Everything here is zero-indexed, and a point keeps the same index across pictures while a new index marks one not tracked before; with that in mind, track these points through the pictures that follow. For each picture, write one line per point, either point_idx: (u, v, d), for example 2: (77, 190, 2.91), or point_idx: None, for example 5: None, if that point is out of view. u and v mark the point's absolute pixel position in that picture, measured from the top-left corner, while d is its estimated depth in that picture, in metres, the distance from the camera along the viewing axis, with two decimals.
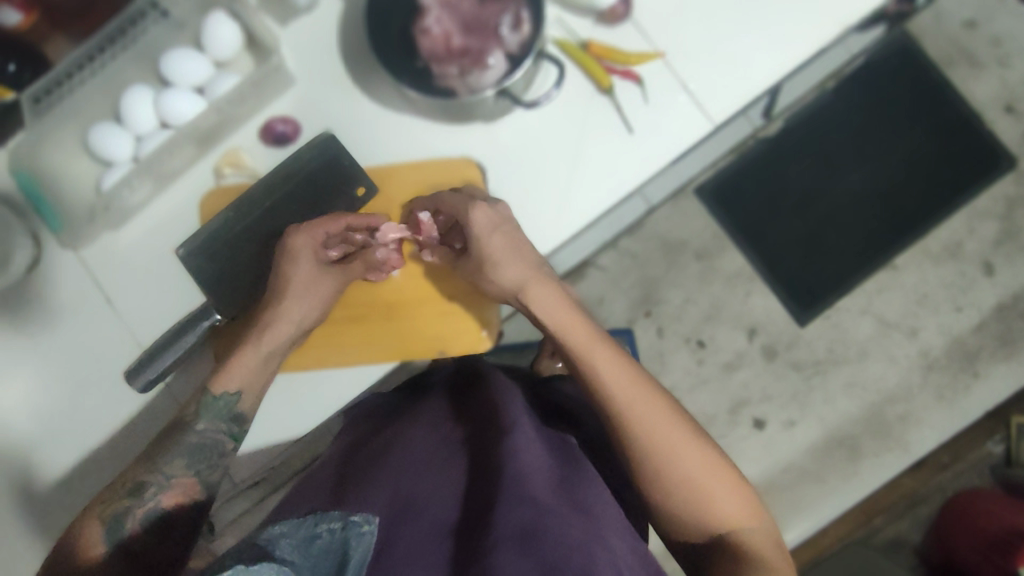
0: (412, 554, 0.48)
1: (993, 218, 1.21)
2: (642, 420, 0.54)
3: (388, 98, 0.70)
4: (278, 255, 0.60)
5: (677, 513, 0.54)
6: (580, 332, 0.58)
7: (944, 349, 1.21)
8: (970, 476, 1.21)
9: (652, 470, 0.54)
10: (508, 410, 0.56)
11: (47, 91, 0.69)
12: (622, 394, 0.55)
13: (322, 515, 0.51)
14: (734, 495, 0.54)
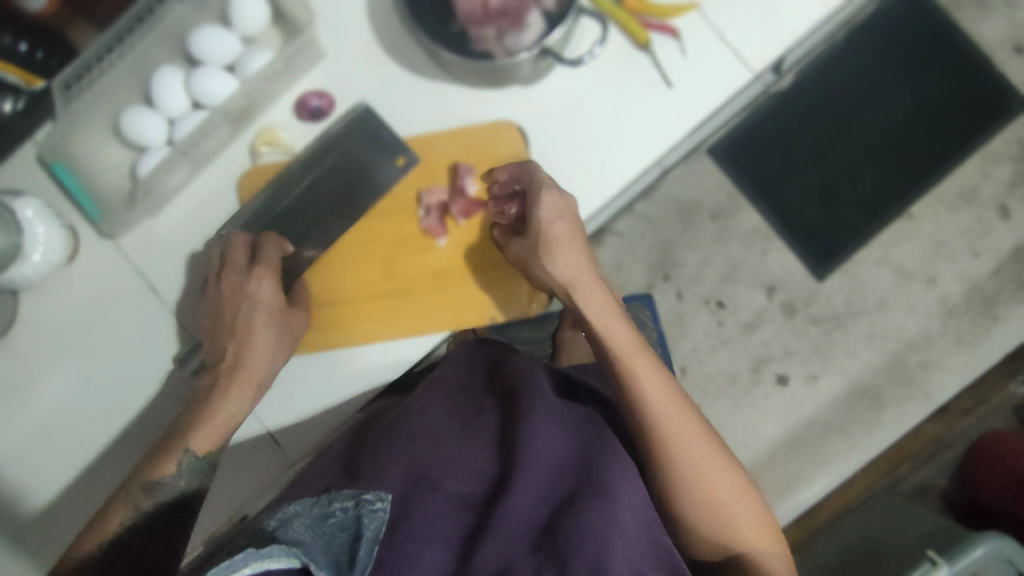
0: (428, 523, 0.47)
1: (1007, 161, 1.20)
2: (684, 444, 0.56)
3: (420, 65, 0.69)
4: (235, 309, 0.62)
5: (702, 534, 0.56)
6: (626, 340, 0.60)
7: (963, 295, 1.19)
8: (994, 419, 1.18)
9: (681, 485, 0.56)
10: (530, 394, 0.57)
11: (78, 77, 0.67)
12: (664, 414, 0.56)
13: (336, 495, 0.50)
14: (754, 519, 0.57)
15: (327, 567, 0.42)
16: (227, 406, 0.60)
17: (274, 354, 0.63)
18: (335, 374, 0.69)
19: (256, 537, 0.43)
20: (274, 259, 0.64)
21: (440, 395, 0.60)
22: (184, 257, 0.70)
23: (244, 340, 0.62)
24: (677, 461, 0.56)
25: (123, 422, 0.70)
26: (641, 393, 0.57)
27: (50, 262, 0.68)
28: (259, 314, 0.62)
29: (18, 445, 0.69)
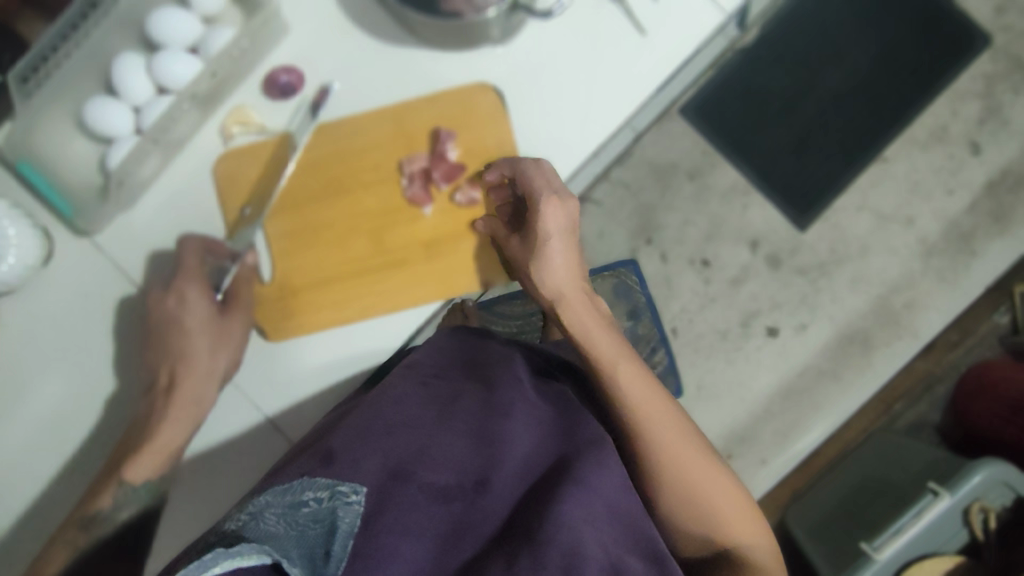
0: (404, 517, 0.44)
1: (974, 98, 1.20)
2: (668, 447, 0.55)
3: (387, 33, 0.67)
4: (167, 315, 0.64)
5: (684, 526, 0.57)
6: (605, 344, 0.57)
7: (941, 233, 1.20)
8: (981, 350, 1.19)
9: (661, 484, 0.56)
10: (507, 386, 0.55)
11: (34, 69, 0.65)
12: (645, 421, 0.56)
13: (307, 483, 0.44)
14: (735, 503, 0.57)
15: (303, 561, 0.40)
16: (167, 424, 0.63)
17: (212, 364, 0.64)
18: (331, 351, 0.68)
19: (221, 536, 0.40)
20: (197, 264, 0.65)
21: (414, 374, 0.56)
22: (166, 247, 0.69)
23: (179, 346, 0.64)
24: (659, 466, 0.56)
25: (121, 422, 0.68)
26: (621, 401, 0.56)
27: (25, 265, 0.66)
28: (193, 327, 0.64)
29: (12, 455, 0.68)
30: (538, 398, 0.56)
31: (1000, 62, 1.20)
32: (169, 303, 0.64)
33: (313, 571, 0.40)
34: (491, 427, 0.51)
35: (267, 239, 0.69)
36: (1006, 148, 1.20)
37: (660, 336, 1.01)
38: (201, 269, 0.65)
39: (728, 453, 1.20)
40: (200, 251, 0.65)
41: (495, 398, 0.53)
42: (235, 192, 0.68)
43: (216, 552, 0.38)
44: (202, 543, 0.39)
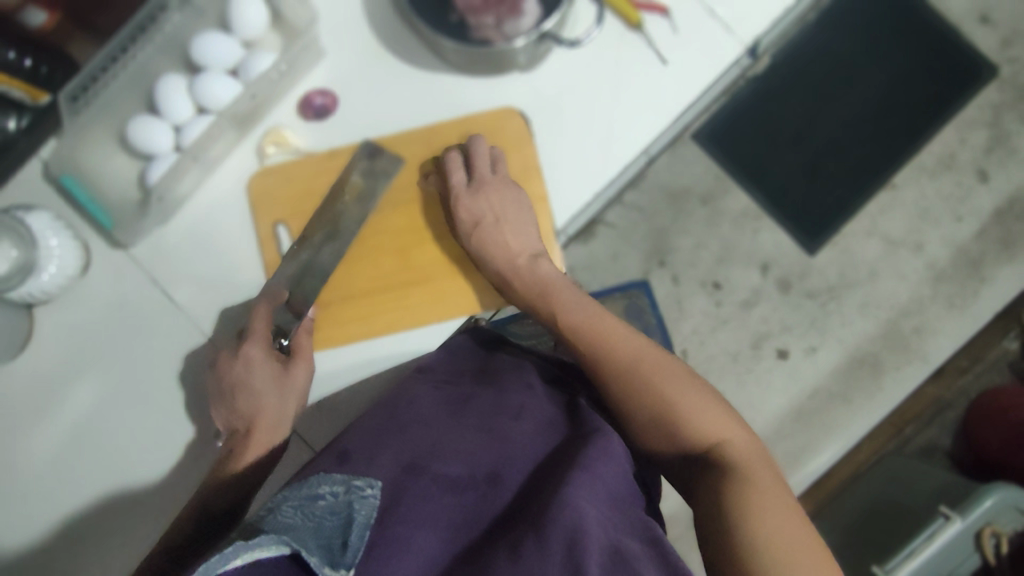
0: (417, 508, 0.50)
1: (982, 127, 1.23)
2: (625, 360, 0.57)
3: (418, 59, 0.70)
4: (235, 375, 0.64)
5: (660, 432, 0.55)
6: (546, 292, 0.64)
7: (950, 259, 1.22)
8: (990, 375, 1.20)
9: (632, 393, 0.56)
10: (515, 391, 0.61)
11: (84, 88, 0.67)
12: (597, 337, 0.59)
13: (324, 479, 0.50)
14: (712, 413, 0.54)
15: (320, 548, 0.42)
16: (248, 464, 0.60)
17: (283, 409, 0.64)
18: (354, 357, 0.71)
19: (243, 529, 0.43)
20: (265, 326, 0.65)
21: (428, 379, 0.63)
22: (202, 260, 0.71)
23: (250, 401, 0.63)
24: (614, 381, 0.57)
25: (153, 429, 0.71)
26: (573, 330, 0.61)
27: (65, 275, 0.68)
28: (262, 375, 0.63)
29: (49, 459, 0.70)
30: (546, 406, 0.61)
31: (1006, 92, 1.22)
32: (240, 363, 0.64)
33: (330, 559, 0.42)
34: (498, 430, 0.57)
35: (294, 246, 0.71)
36: (1013, 176, 1.22)
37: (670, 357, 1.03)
38: (268, 327, 0.66)
39: None
40: (268, 312, 0.66)
41: (504, 404, 0.60)
42: (270, 210, 0.71)
43: (235, 546, 0.39)
44: (226, 539, 0.42)
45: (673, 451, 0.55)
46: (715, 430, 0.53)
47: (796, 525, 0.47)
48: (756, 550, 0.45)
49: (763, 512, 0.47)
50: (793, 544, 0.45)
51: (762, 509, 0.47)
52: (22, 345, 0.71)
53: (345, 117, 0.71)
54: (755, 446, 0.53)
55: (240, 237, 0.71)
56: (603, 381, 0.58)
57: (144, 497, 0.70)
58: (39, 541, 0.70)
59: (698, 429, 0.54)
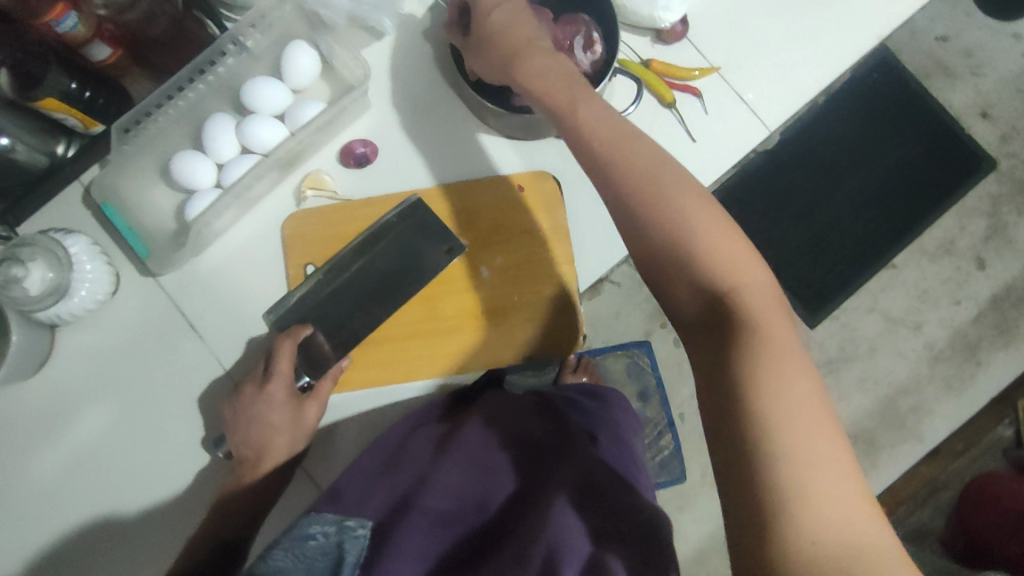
0: (408, 540, 0.54)
1: (981, 216, 1.25)
2: (665, 192, 0.51)
3: (457, 117, 0.74)
4: (253, 407, 0.66)
5: (674, 259, 0.50)
6: (563, 96, 0.56)
7: (948, 341, 1.23)
8: (986, 459, 1.20)
9: (651, 211, 0.51)
10: (495, 424, 0.66)
11: (136, 121, 0.70)
12: (612, 152, 0.53)
13: (318, 520, 0.55)
14: (733, 249, 0.50)
15: None
16: (257, 501, 0.66)
17: (292, 446, 0.67)
18: (374, 401, 0.73)
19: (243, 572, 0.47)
20: (290, 366, 0.66)
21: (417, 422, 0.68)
22: (230, 294, 0.73)
23: (261, 435, 0.65)
24: (650, 217, 0.51)
25: (161, 457, 0.71)
26: (603, 148, 0.53)
27: (96, 298, 0.70)
28: (279, 413, 0.66)
29: (55, 481, 0.70)
30: (522, 436, 0.66)
31: (1005, 185, 1.26)
32: (261, 399, 0.66)
33: None
34: (482, 463, 0.62)
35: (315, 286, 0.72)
36: (1009, 265, 1.25)
37: (667, 419, 1.05)
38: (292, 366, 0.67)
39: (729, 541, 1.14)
40: (293, 352, 0.66)
41: (486, 438, 0.64)
42: (302, 252, 0.73)
43: None
44: None
45: (691, 302, 0.50)
46: (744, 284, 0.48)
47: (821, 412, 0.44)
48: (772, 444, 0.42)
49: (787, 392, 0.44)
50: (818, 438, 0.42)
51: (787, 394, 0.44)
52: (39, 366, 0.71)
53: (382, 168, 0.74)
54: (781, 307, 0.49)
55: (271, 274, 0.73)
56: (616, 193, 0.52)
57: (148, 524, 0.70)
58: (31, 565, 0.69)
59: (726, 277, 0.48)
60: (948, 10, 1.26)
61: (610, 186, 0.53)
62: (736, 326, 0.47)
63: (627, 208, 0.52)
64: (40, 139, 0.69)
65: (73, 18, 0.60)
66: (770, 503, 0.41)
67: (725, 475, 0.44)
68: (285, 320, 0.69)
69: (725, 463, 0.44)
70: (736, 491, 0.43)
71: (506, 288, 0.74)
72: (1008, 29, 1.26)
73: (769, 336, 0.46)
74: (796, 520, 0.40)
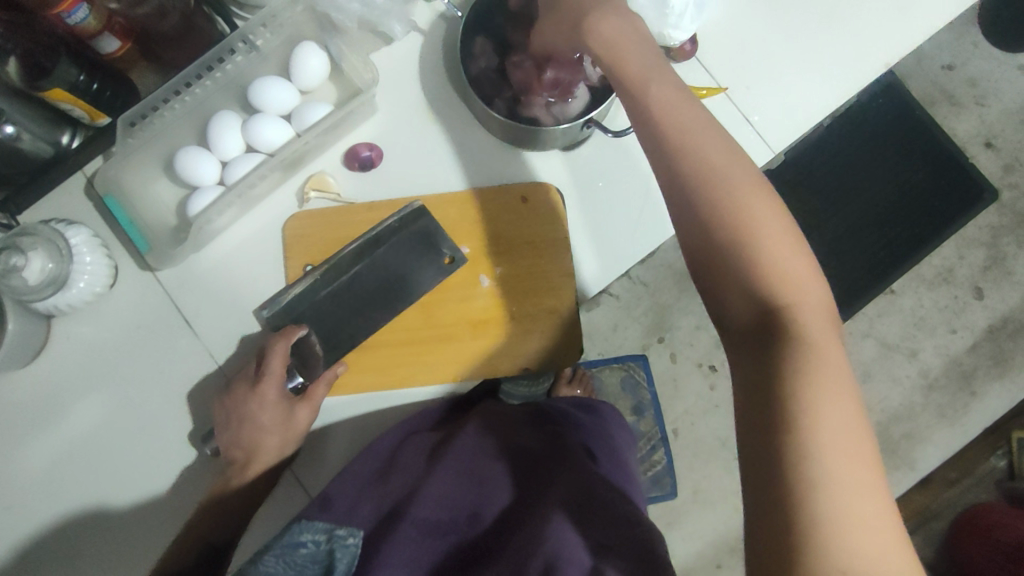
0: (398, 552, 0.56)
1: (981, 246, 1.24)
2: (734, 193, 0.48)
3: (463, 125, 0.74)
4: (242, 409, 0.66)
5: (733, 258, 0.47)
6: (636, 70, 0.53)
7: (943, 369, 1.23)
8: (977, 490, 1.20)
9: (718, 203, 0.48)
10: (491, 434, 0.66)
11: (143, 116, 0.70)
12: (685, 135, 0.50)
13: (307, 525, 0.58)
14: (793, 258, 0.47)
15: None
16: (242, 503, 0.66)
17: (280, 452, 0.67)
18: (366, 406, 0.73)
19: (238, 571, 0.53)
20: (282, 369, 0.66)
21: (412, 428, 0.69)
22: (229, 292, 0.73)
23: (250, 437, 0.66)
24: (715, 214, 0.48)
25: (149, 454, 0.70)
26: (675, 139, 0.50)
27: (93, 290, 0.69)
28: (268, 417, 0.66)
29: (43, 473, 0.69)
30: (518, 443, 0.66)
31: (1006, 217, 1.25)
32: (253, 400, 0.66)
33: None
34: (475, 472, 0.62)
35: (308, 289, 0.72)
36: (1006, 296, 1.24)
37: (661, 434, 1.06)
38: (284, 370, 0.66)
39: (716, 562, 1.12)
40: (286, 355, 0.66)
41: (481, 447, 0.64)
42: (302, 252, 0.72)
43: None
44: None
45: (742, 308, 0.46)
46: (799, 301, 0.45)
47: (866, 445, 0.40)
48: (812, 470, 0.39)
49: (831, 414, 0.40)
50: (859, 471, 0.39)
51: (833, 421, 0.40)
52: (34, 355, 0.70)
53: (388, 173, 0.74)
54: (831, 322, 0.46)
55: (270, 273, 0.73)
56: (682, 179, 0.49)
57: (134, 522, 0.70)
58: (12, 558, 0.68)
59: (781, 291, 0.45)
60: (955, 38, 1.26)
61: (677, 179, 0.50)
62: (789, 341, 0.43)
63: (692, 203, 0.49)
64: (44, 129, 0.68)
65: (84, 10, 0.61)
66: (800, 529, 0.38)
67: (753, 496, 0.41)
68: (279, 318, 0.69)
69: (757, 483, 0.40)
70: (764, 514, 0.40)
71: (508, 299, 0.73)
72: (1014, 61, 1.27)
73: (820, 354, 0.43)
74: (826, 552, 0.37)
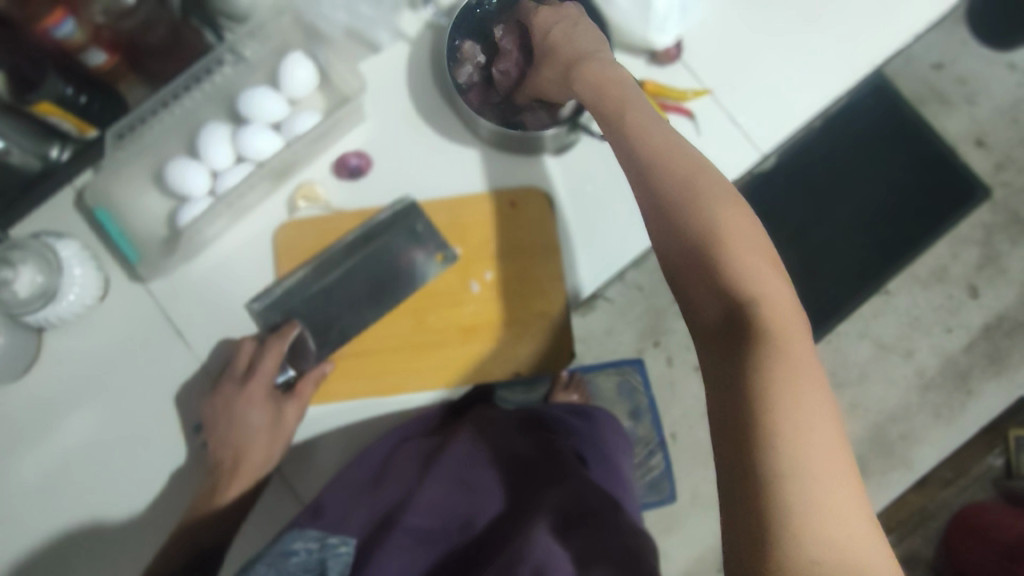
0: (390, 561, 0.56)
1: (974, 244, 1.25)
2: (701, 196, 0.48)
3: (451, 132, 0.74)
4: (234, 407, 0.68)
5: (699, 263, 0.46)
6: (614, 95, 0.54)
7: (938, 368, 1.22)
8: (974, 490, 1.20)
9: (683, 210, 0.47)
10: (483, 440, 0.65)
11: (131, 128, 0.71)
12: (652, 148, 0.50)
13: (299, 534, 0.58)
14: (758, 259, 0.46)
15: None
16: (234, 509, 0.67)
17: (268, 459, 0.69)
18: (357, 412, 0.73)
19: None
20: (274, 365, 0.69)
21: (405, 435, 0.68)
22: (219, 302, 0.73)
23: (239, 437, 0.67)
24: (681, 221, 0.47)
25: (142, 465, 0.70)
26: (645, 149, 0.51)
27: (83, 303, 0.69)
28: (254, 420, 0.68)
29: (35, 486, 0.69)
30: (510, 447, 0.65)
31: (998, 215, 1.25)
32: (242, 397, 0.68)
33: None
34: (468, 479, 0.62)
35: (299, 296, 0.72)
36: (1001, 294, 1.24)
37: (659, 439, 1.04)
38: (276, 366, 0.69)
39: (716, 566, 1.12)
40: (279, 352, 0.69)
41: (475, 454, 0.64)
42: (292, 259, 0.73)
43: None
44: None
45: (710, 311, 0.45)
46: (767, 297, 0.44)
47: (838, 443, 0.40)
48: (785, 469, 0.38)
49: (800, 416, 0.40)
50: (831, 472, 0.39)
51: (802, 420, 0.40)
52: (25, 368, 0.70)
53: (377, 181, 0.74)
54: (802, 320, 0.45)
55: (259, 282, 0.73)
56: (648, 190, 0.50)
57: (127, 534, 0.69)
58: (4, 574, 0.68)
59: (747, 291, 0.44)
60: (945, 38, 1.27)
61: (647, 184, 0.50)
62: (759, 338, 0.42)
63: (661, 208, 0.48)
64: (34, 142, 0.69)
65: (71, 24, 0.62)
66: (773, 530, 0.37)
67: (726, 497, 0.40)
68: (272, 317, 0.72)
69: (728, 484, 0.40)
70: (736, 514, 0.39)
71: (499, 303, 0.74)
72: (1004, 59, 1.27)
73: (788, 355, 0.42)
74: (797, 553, 0.37)
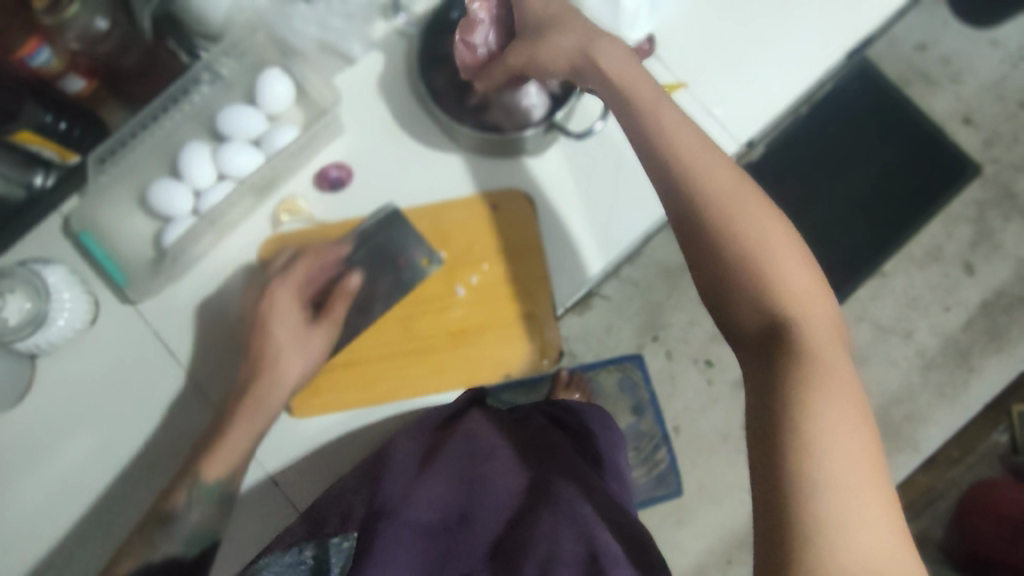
0: (394, 551, 0.54)
1: (967, 222, 1.24)
2: (739, 212, 0.48)
3: (431, 139, 0.75)
4: (262, 316, 0.70)
5: (741, 273, 0.46)
6: (648, 92, 0.53)
7: (939, 348, 1.21)
8: (981, 468, 1.18)
9: (722, 221, 0.48)
10: (485, 434, 0.64)
11: (113, 150, 0.72)
12: (687, 158, 0.50)
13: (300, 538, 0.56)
14: (799, 270, 0.46)
15: None
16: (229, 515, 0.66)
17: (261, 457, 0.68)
18: (347, 421, 0.73)
19: None
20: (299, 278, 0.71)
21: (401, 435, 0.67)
22: (209, 320, 0.73)
23: (227, 421, 0.67)
24: (721, 233, 0.47)
25: (140, 485, 0.71)
26: (679, 157, 0.50)
27: (73, 327, 0.70)
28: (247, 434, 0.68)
29: (34, 512, 0.69)
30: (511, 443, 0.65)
31: (990, 190, 1.25)
32: (270, 306, 0.70)
33: None
34: (470, 473, 0.61)
35: None
36: (997, 270, 1.23)
37: (663, 433, 1.01)
38: (302, 286, 0.71)
39: (726, 558, 1.11)
40: (303, 272, 0.71)
41: (476, 449, 0.63)
42: None
43: None
44: None
45: (750, 321, 0.46)
46: (806, 309, 0.45)
47: (868, 448, 0.42)
48: (814, 476, 0.40)
49: (837, 424, 0.41)
50: (862, 473, 0.40)
51: (838, 427, 0.41)
52: (20, 397, 0.71)
53: (358, 191, 0.75)
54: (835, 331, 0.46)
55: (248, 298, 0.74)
56: (686, 198, 0.49)
57: None
58: None
59: (788, 303, 0.45)
60: (925, 19, 1.27)
61: (681, 194, 0.49)
62: (797, 358, 0.44)
63: (698, 217, 0.48)
64: (18, 172, 0.69)
65: (46, 53, 0.62)
66: (802, 533, 0.39)
67: (759, 496, 0.42)
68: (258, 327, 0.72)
69: (762, 485, 0.41)
70: (766, 518, 0.41)
71: (486, 305, 0.75)
72: (986, 37, 1.27)
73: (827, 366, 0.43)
74: (827, 551, 0.38)
